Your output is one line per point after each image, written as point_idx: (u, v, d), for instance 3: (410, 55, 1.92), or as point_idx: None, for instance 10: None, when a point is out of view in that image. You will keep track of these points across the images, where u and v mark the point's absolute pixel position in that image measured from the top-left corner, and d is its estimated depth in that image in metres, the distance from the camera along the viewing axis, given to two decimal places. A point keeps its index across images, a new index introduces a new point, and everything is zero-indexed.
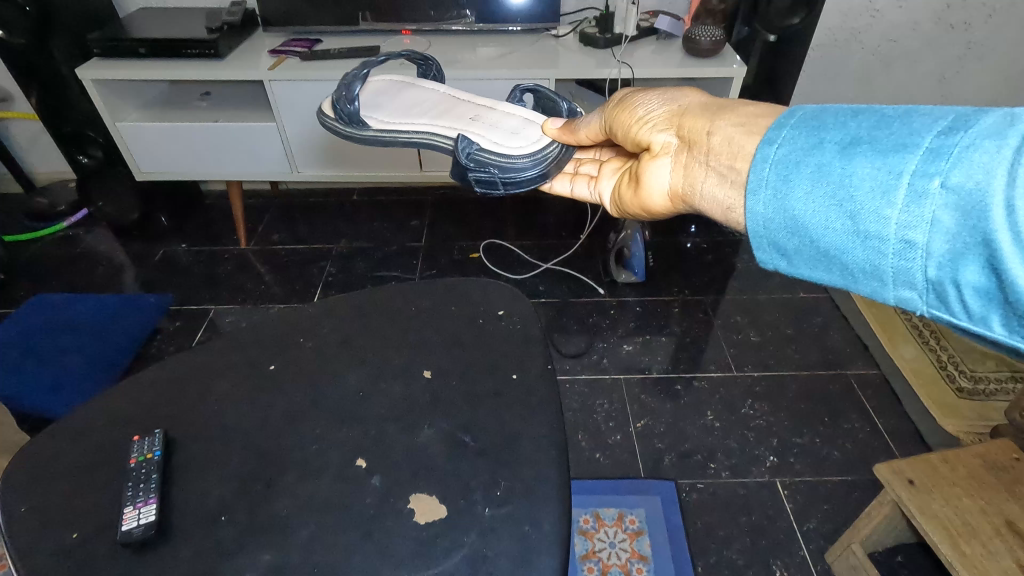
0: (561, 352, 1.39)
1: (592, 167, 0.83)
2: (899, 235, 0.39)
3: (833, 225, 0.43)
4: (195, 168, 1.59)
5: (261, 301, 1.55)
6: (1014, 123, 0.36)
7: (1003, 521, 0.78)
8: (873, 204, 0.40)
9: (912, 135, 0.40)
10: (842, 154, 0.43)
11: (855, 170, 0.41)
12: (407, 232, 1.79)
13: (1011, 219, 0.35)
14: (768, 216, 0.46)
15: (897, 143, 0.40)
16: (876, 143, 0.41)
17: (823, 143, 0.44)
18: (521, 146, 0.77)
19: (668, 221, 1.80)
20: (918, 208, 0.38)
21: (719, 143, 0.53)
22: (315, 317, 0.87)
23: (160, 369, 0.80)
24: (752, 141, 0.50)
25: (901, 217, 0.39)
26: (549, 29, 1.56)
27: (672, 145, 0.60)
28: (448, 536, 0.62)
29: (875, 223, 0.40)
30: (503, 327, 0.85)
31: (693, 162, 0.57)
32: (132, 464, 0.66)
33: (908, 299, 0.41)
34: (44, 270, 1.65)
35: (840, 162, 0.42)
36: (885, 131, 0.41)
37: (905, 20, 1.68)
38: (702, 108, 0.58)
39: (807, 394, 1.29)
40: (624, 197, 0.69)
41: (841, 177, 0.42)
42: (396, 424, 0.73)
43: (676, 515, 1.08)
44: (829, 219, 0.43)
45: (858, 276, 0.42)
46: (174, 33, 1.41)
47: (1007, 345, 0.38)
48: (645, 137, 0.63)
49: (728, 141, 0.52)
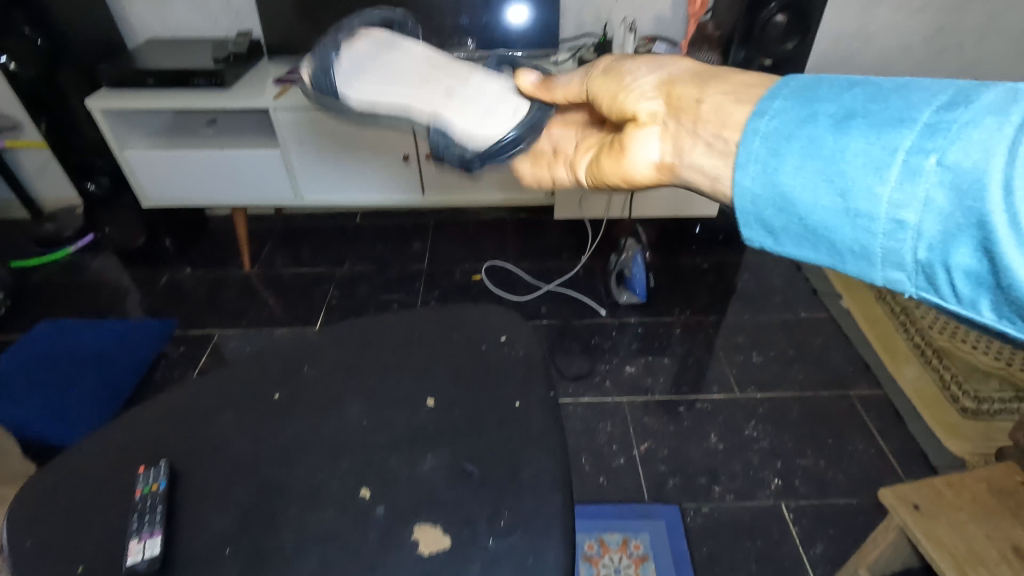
0: (564, 374, 1.40)
1: (569, 145, 0.75)
2: (890, 215, 0.37)
3: (823, 202, 0.40)
4: (200, 196, 1.61)
5: (264, 325, 1.57)
6: (1017, 99, 0.35)
7: (1010, 546, 0.78)
8: (863, 181, 0.38)
9: (910, 110, 0.37)
10: (834, 123, 0.40)
11: (847, 144, 0.39)
12: (409, 255, 1.81)
13: (1012, 202, 0.33)
14: (757, 191, 0.43)
15: (894, 117, 0.38)
16: (871, 116, 0.39)
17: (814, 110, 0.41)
18: (490, 125, 0.73)
19: (667, 242, 1.82)
20: (911, 181, 0.36)
21: (716, 114, 0.47)
22: (319, 345, 0.88)
23: (167, 397, 0.81)
24: (741, 110, 0.45)
25: (895, 195, 0.37)
26: (548, 55, 1.58)
27: (660, 113, 0.52)
28: (452, 569, 0.62)
29: (867, 201, 0.38)
30: (506, 353, 0.85)
31: (681, 132, 0.50)
32: (137, 495, 0.67)
33: (893, 279, 0.39)
34: (50, 296, 1.67)
35: (830, 132, 0.40)
36: (880, 104, 0.39)
37: (897, 43, 1.71)
38: (693, 76, 0.51)
39: (810, 415, 1.29)
40: (607, 169, 0.58)
41: (833, 149, 0.39)
42: (400, 453, 0.73)
43: (681, 540, 1.07)
44: (815, 199, 0.40)
45: (843, 256, 0.40)
46: (181, 65, 1.44)
47: (994, 329, 0.36)
48: (629, 105, 0.55)
49: (717, 108, 0.47)
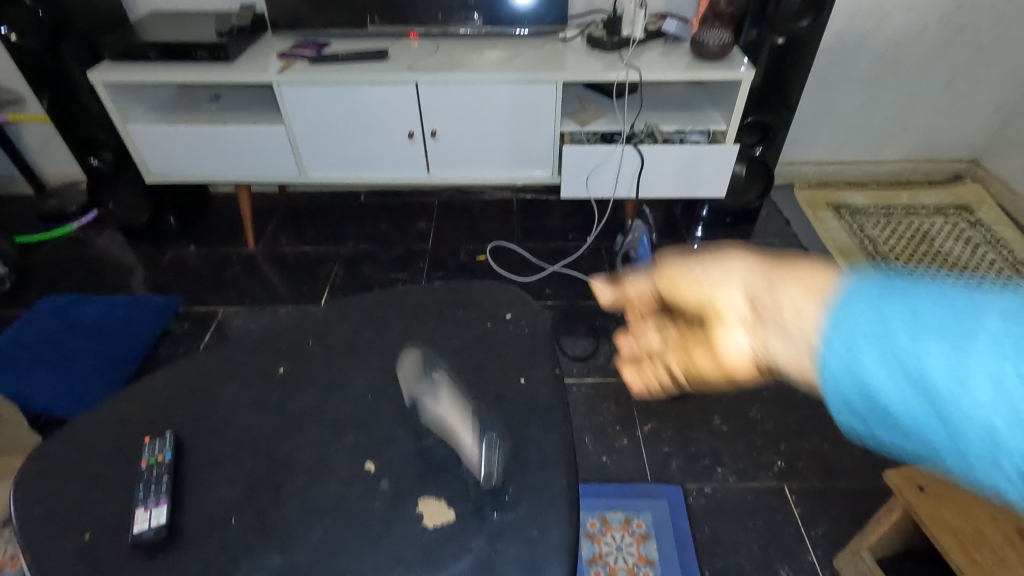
0: (568, 355, 1.39)
1: None
2: (985, 430, 0.25)
3: (907, 406, 0.27)
4: (203, 172, 1.60)
5: (268, 302, 1.57)
6: None
7: (1016, 529, 0.77)
8: (920, 357, 0.26)
9: (987, 305, 0.26)
10: (874, 290, 0.29)
11: (896, 310, 0.28)
12: (413, 234, 1.80)
13: None
14: (831, 384, 0.30)
15: (972, 312, 0.26)
16: (951, 308, 0.27)
17: (863, 273, 0.31)
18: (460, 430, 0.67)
19: (674, 224, 1.80)
20: (998, 387, 0.24)
21: (766, 294, 0.34)
22: (324, 321, 0.87)
23: (172, 370, 0.81)
24: (805, 302, 0.32)
25: (987, 407, 0.25)
26: (556, 31, 1.54)
27: (748, 305, 0.36)
28: (457, 541, 0.62)
29: (955, 410, 0.25)
30: (511, 330, 0.85)
31: (759, 324, 0.35)
32: (143, 466, 0.67)
33: (996, 486, 0.26)
34: (56, 272, 1.67)
35: (872, 301, 0.29)
36: (957, 296, 0.27)
37: (913, 22, 1.67)
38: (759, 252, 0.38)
39: (815, 398, 1.28)
40: (699, 363, 0.42)
41: (881, 320, 0.28)
42: (405, 428, 0.73)
43: (683, 519, 1.08)
44: (872, 369, 0.28)
45: (921, 448, 0.27)
46: (184, 38, 1.42)
47: None
48: (710, 295, 0.39)
49: (778, 298, 0.33)
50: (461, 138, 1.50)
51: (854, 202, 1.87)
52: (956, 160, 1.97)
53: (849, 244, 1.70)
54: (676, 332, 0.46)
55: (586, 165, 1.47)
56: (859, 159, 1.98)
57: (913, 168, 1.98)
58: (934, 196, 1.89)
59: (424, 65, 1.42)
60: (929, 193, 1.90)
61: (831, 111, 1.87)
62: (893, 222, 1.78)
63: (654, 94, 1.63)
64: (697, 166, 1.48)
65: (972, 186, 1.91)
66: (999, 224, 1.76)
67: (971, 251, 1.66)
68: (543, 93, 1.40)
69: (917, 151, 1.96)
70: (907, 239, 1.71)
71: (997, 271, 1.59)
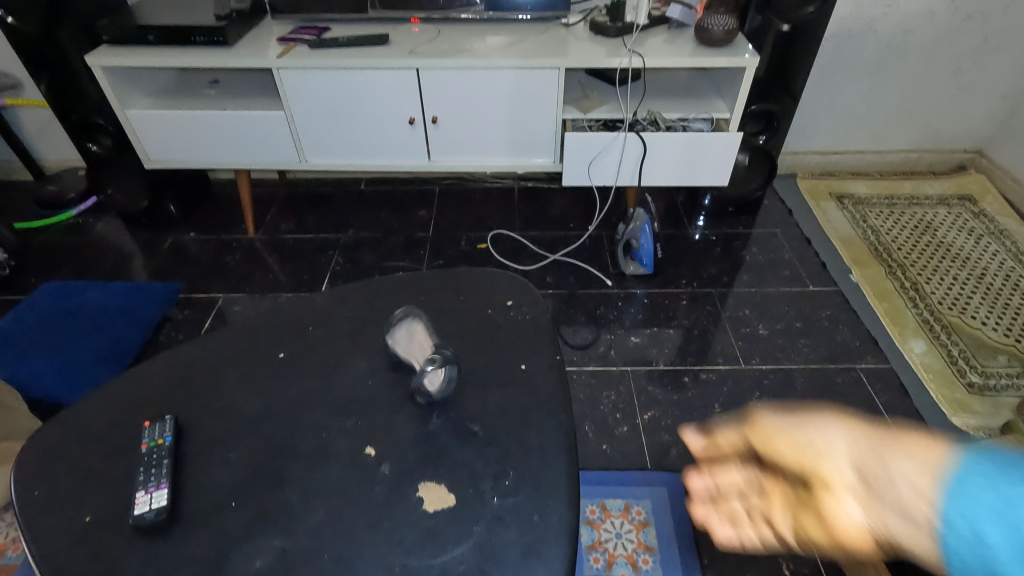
0: (568, 343, 1.39)
1: None
2: None
3: None
4: (202, 158, 1.59)
5: (268, 290, 1.56)
6: None
7: None
8: None
9: None
10: (991, 468, 0.31)
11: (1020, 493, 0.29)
12: (414, 222, 1.79)
13: None
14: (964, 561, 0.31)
15: None
16: None
17: (976, 448, 0.32)
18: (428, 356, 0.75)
19: (675, 214, 1.79)
20: None
21: (877, 464, 0.36)
22: (325, 307, 0.87)
23: (172, 355, 0.81)
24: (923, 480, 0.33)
25: None
26: (559, 17, 1.53)
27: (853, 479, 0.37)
28: (457, 525, 0.62)
29: None
30: (511, 317, 0.85)
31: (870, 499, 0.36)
32: (143, 449, 0.67)
33: None
34: (55, 258, 1.67)
35: (991, 482, 0.30)
36: None
37: (920, 10, 1.65)
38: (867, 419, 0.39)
39: (815, 388, 1.28)
40: (808, 527, 0.42)
41: (1003, 499, 0.30)
42: (405, 413, 0.73)
43: (682, 507, 1.08)
44: (1003, 552, 0.29)
45: None
46: (182, 21, 1.40)
47: None
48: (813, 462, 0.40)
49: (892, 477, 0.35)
50: (462, 124, 1.49)
51: (857, 192, 1.86)
52: (960, 150, 1.96)
53: (851, 234, 1.69)
54: (776, 486, 0.47)
55: (588, 152, 1.46)
56: (863, 149, 1.97)
57: (917, 158, 1.97)
58: (937, 186, 1.88)
59: (425, 50, 1.40)
60: (933, 183, 1.89)
61: (835, 100, 1.85)
62: (896, 213, 1.77)
63: (657, 81, 1.62)
64: (700, 153, 1.47)
65: (976, 177, 1.90)
66: (1002, 214, 1.75)
67: (974, 241, 1.65)
68: (545, 79, 1.39)
69: (921, 141, 1.94)
70: (910, 229, 1.70)
71: (1000, 261, 1.58)
